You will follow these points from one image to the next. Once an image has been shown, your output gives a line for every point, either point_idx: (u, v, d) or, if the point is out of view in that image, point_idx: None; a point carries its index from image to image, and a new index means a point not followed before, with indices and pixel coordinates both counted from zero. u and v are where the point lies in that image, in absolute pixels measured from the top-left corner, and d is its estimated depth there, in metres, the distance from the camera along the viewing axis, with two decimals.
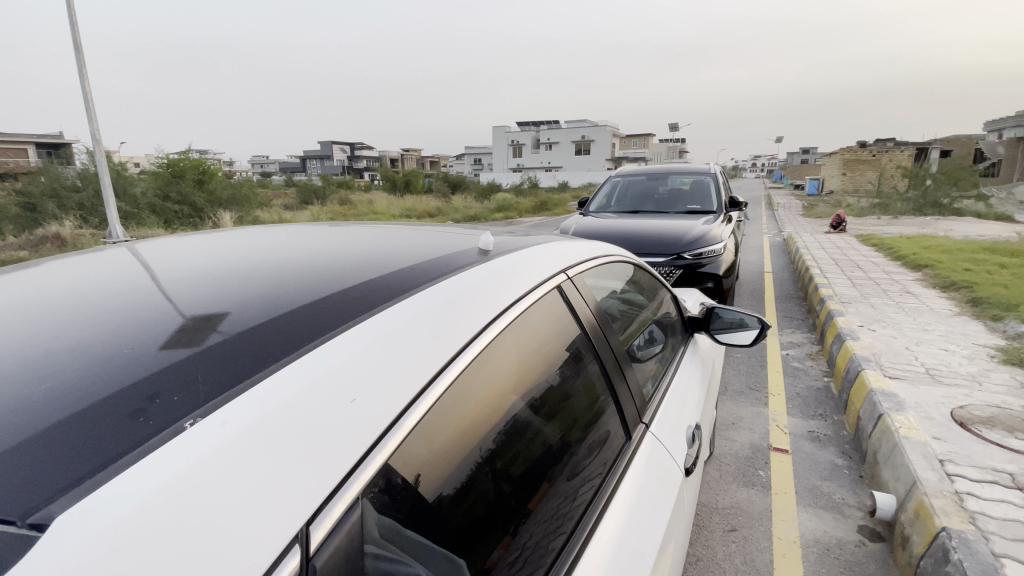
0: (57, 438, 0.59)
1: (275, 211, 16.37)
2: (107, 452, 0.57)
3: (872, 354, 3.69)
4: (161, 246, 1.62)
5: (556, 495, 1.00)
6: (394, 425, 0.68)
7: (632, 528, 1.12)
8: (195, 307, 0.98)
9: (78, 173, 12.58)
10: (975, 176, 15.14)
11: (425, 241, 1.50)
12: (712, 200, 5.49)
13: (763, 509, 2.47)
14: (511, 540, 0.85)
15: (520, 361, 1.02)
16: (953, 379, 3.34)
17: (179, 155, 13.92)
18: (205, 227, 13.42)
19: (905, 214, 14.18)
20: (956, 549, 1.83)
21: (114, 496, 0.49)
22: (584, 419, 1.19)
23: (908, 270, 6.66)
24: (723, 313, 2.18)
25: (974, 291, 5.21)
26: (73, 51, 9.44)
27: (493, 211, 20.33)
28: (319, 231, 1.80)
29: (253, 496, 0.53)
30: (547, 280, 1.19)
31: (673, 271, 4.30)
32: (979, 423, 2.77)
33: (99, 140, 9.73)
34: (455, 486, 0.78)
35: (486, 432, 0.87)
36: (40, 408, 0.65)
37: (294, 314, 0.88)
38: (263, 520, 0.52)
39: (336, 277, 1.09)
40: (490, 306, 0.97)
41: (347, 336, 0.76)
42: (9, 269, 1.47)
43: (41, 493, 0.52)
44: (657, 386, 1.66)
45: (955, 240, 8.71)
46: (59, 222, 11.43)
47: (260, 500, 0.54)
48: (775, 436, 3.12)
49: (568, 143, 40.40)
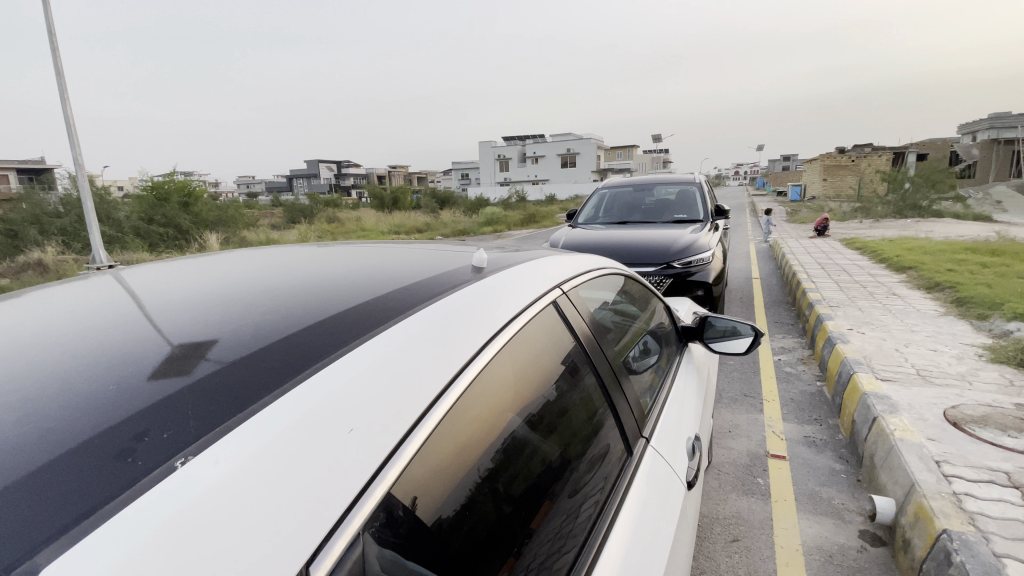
0: (44, 482, 0.56)
1: (262, 231, 16.26)
2: (97, 495, 0.54)
3: (862, 357, 3.73)
4: (147, 272, 1.59)
5: (557, 513, 0.98)
6: (394, 454, 0.66)
7: (636, 546, 1.10)
8: (182, 335, 0.95)
9: (60, 199, 12.50)
10: (951, 178, 15.53)
11: (417, 260, 1.49)
12: (698, 209, 5.55)
13: (763, 518, 2.45)
14: (516, 561, 0.83)
15: (516, 377, 1.00)
16: (943, 379, 3.37)
17: (164, 178, 13.85)
18: (191, 249, 13.29)
19: (886, 217, 14.47)
20: (957, 551, 1.83)
21: (103, 542, 0.47)
22: (583, 434, 1.17)
23: (893, 272, 6.77)
24: (715, 321, 2.18)
25: (959, 291, 5.30)
26: (54, 76, 9.32)
27: (482, 224, 20.43)
28: (309, 251, 1.78)
29: (249, 543, 0.51)
30: (542, 296, 1.19)
31: (663, 280, 4.32)
32: (972, 422, 2.80)
33: (81, 163, 9.57)
34: (454, 507, 0.76)
35: (483, 452, 0.85)
36: (23, 451, 0.62)
37: (286, 341, 0.86)
38: (260, 561, 0.50)
39: (328, 301, 1.07)
40: (486, 325, 0.96)
41: (345, 362, 0.75)
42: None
43: (26, 540, 0.50)
44: (655, 397, 1.65)
45: (936, 241, 8.88)
46: (41, 249, 11.25)
47: (258, 541, 0.52)
48: (772, 443, 3.12)
49: (553, 156, 40.82)
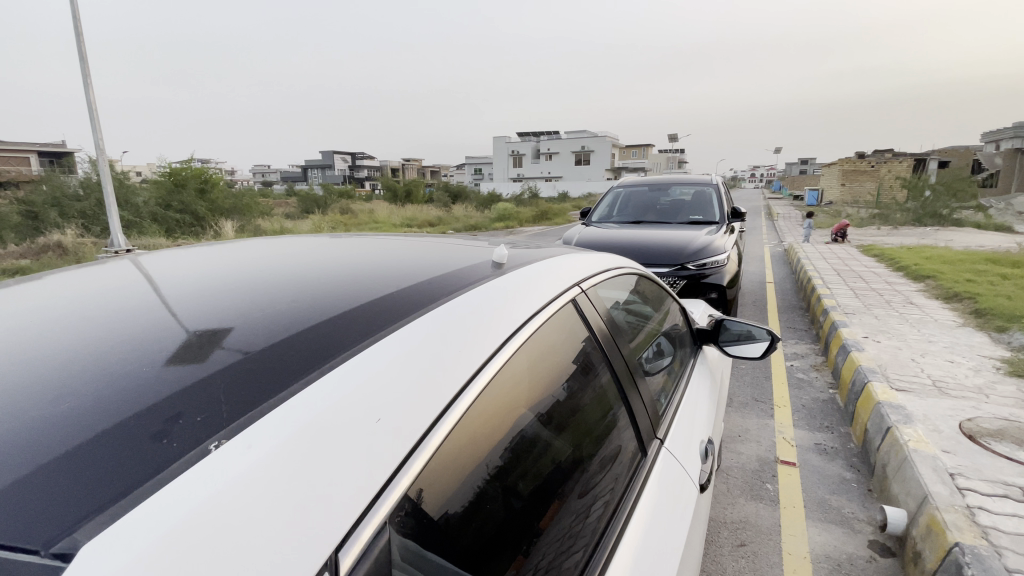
0: (78, 461, 0.58)
1: (276, 220, 16.41)
2: (133, 474, 0.56)
3: (877, 366, 3.68)
4: (165, 258, 1.61)
5: (566, 513, 0.98)
6: (419, 445, 0.67)
7: (646, 548, 1.10)
8: (198, 322, 0.97)
9: (80, 182, 12.69)
10: (973, 187, 15.21)
11: (432, 254, 1.49)
12: (714, 210, 5.50)
13: (772, 524, 2.44)
14: (524, 559, 0.83)
15: (532, 373, 1.00)
16: (959, 391, 3.31)
17: (181, 164, 14.05)
18: (206, 237, 13.49)
19: (904, 224, 14.24)
20: (969, 565, 1.80)
21: (136, 524, 0.48)
22: (595, 434, 1.17)
23: (911, 280, 6.66)
24: (730, 325, 2.16)
25: (978, 302, 5.20)
26: (78, 62, 9.40)
27: (494, 219, 20.44)
28: (327, 242, 1.79)
29: (277, 535, 0.51)
30: (562, 294, 1.19)
31: (677, 281, 4.30)
32: (988, 436, 2.75)
33: (102, 149, 9.69)
34: (463, 502, 0.76)
35: (496, 448, 0.85)
36: (55, 431, 0.63)
37: (305, 332, 0.86)
38: (287, 550, 0.51)
39: (345, 293, 1.08)
40: (508, 321, 0.96)
41: (370, 353, 0.76)
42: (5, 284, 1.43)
43: (62, 520, 0.51)
44: (668, 400, 1.63)
45: (956, 250, 8.71)
46: (61, 231, 11.47)
47: (282, 531, 0.52)
48: (782, 449, 3.09)
49: (567, 154, 40.67)
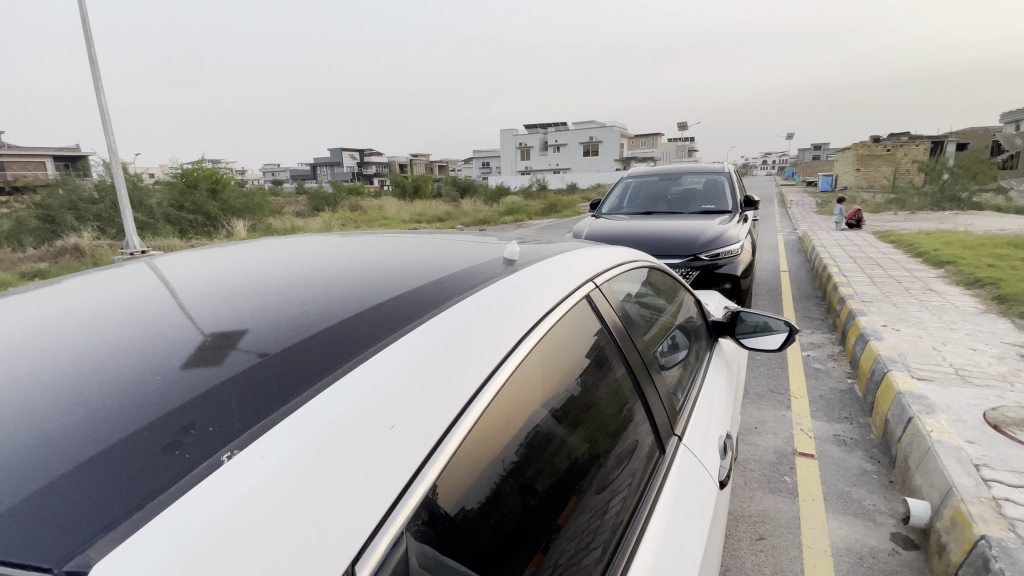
0: (93, 473, 0.57)
1: (288, 219, 16.59)
2: (148, 488, 0.55)
3: (897, 354, 3.61)
4: (181, 260, 1.60)
5: (584, 510, 0.96)
6: (434, 451, 0.65)
7: (667, 546, 1.08)
8: (213, 325, 0.96)
9: (95, 185, 12.85)
10: (993, 170, 14.81)
11: (446, 251, 1.47)
12: (726, 199, 5.42)
13: (791, 517, 2.40)
14: (543, 557, 0.82)
15: (545, 369, 0.98)
16: (983, 380, 3.24)
17: (193, 165, 14.18)
18: (218, 236, 13.57)
19: (921, 209, 13.99)
20: (997, 558, 1.75)
21: (155, 535, 0.48)
22: (611, 429, 1.15)
23: (930, 267, 6.52)
24: (746, 316, 2.11)
25: (1001, 288, 5.07)
26: (90, 67, 9.47)
27: (503, 213, 20.39)
28: (336, 242, 1.77)
29: (294, 552, 0.50)
30: (576, 290, 1.17)
31: (690, 273, 4.25)
32: (1014, 425, 2.67)
33: (115, 151, 9.79)
34: (479, 499, 0.74)
35: (509, 444, 0.83)
36: (67, 443, 0.63)
37: (318, 336, 0.84)
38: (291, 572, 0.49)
39: (361, 293, 1.06)
40: (522, 320, 0.94)
41: (384, 355, 0.74)
42: (20, 289, 1.44)
43: (77, 536, 0.50)
44: (684, 395, 1.60)
45: (976, 235, 8.52)
46: (77, 234, 11.64)
47: (297, 554, 0.50)
48: (800, 440, 3.05)
49: (575, 146, 40.44)
